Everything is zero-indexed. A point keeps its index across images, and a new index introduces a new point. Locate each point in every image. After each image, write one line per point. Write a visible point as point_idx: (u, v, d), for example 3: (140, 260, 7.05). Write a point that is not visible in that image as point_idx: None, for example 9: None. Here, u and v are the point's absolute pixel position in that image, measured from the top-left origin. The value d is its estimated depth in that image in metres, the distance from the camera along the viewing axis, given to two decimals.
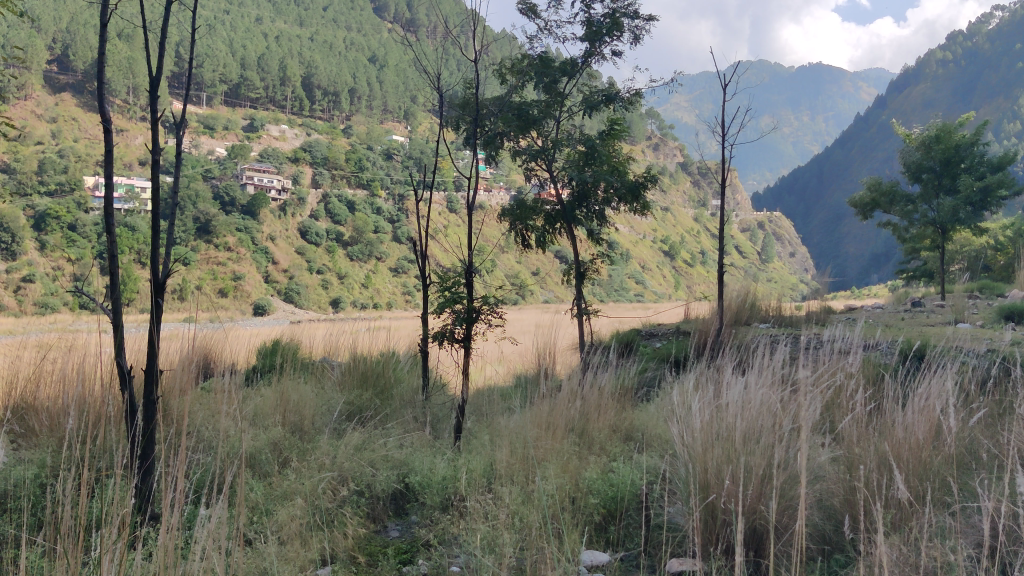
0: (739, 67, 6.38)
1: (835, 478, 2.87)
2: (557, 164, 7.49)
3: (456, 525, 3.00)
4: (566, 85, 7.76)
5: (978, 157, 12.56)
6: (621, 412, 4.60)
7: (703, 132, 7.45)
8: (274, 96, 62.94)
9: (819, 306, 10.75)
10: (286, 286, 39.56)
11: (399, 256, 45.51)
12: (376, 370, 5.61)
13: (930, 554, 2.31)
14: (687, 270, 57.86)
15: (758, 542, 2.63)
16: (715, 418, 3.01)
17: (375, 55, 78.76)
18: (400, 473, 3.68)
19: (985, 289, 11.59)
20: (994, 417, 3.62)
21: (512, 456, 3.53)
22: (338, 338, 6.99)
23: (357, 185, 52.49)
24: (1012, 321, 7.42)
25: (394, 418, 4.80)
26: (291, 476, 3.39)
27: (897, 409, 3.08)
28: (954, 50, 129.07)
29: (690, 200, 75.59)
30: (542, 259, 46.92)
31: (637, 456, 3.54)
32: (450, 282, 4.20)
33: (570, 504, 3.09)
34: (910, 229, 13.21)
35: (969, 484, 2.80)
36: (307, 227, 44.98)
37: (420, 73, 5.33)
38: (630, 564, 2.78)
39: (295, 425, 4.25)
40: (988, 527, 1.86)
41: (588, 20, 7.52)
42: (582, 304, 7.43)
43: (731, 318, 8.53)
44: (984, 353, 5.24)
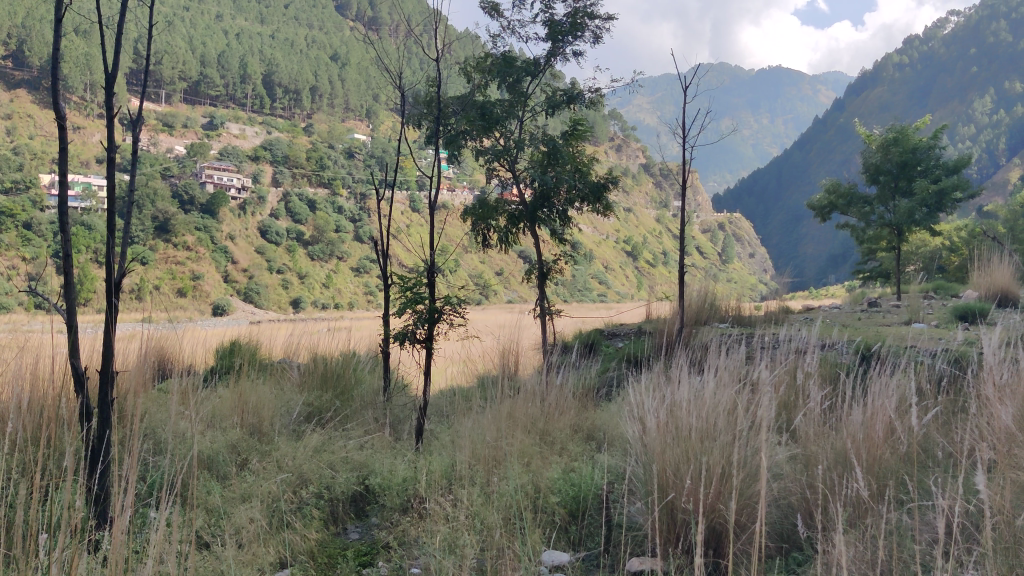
0: (699, 69, 6.44)
1: (791, 477, 2.92)
2: (519, 165, 7.52)
3: (415, 529, 3.01)
4: (529, 85, 7.78)
5: (933, 160, 12.75)
6: (582, 412, 4.61)
7: (665, 134, 7.44)
8: (234, 94, 62.23)
9: (777, 306, 10.83)
10: (246, 286, 39.13)
11: (360, 256, 45.49)
12: (336, 371, 5.57)
13: (887, 557, 2.34)
14: (650, 271, 58.55)
15: (714, 541, 2.67)
16: (672, 418, 3.03)
17: (337, 53, 78.13)
18: (361, 474, 3.64)
19: (940, 290, 11.74)
20: (948, 415, 3.70)
21: (472, 456, 3.54)
22: (298, 339, 6.91)
23: (318, 184, 52.08)
24: (967, 321, 7.52)
25: (354, 418, 4.77)
26: (249, 478, 3.36)
27: (851, 407, 3.14)
28: (911, 55, 131.65)
29: (652, 202, 76.23)
30: (505, 259, 47.05)
31: (598, 456, 3.55)
32: (411, 282, 4.19)
33: (530, 502, 3.12)
34: (866, 230, 13.44)
35: (924, 482, 2.86)
36: (267, 226, 44.61)
37: (381, 70, 5.29)
38: (590, 564, 2.79)
39: (253, 426, 4.20)
40: (942, 522, 1.89)
41: (550, 20, 7.52)
42: (545, 304, 7.44)
43: (692, 317, 8.58)
44: (939, 352, 5.33)
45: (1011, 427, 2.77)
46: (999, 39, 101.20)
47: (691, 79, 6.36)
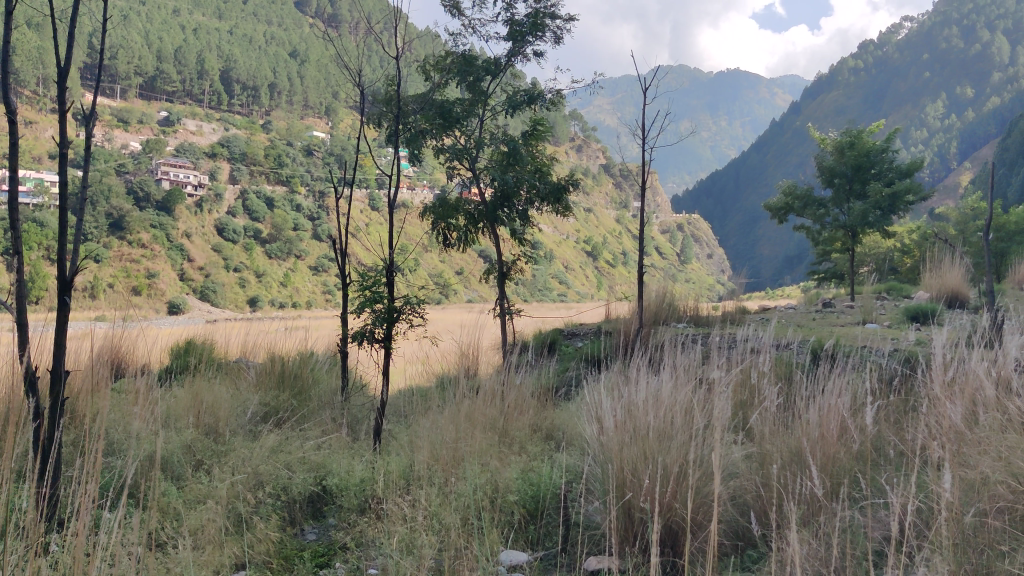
0: (659, 71, 6.48)
1: (747, 476, 2.95)
2: (480, 164, 7.49)
3: (373, 529, 2.99)
4: (489, 85, 7.78)
5: (887, 163, 12.94)
6: (541, 411, 4.62)
7: (625, 134, 7.47)
8: (191, 90, 61.28)
9: (734, 307, 10.96)
10: (202, 284, 38.66)
11: (319, 254, 45.17)
12: (294, 371, 5.52)
13: (840, 554, 2.37)
14: (610, 270, 58.93)
15: (672, 539, 2.69)
16: (630, 418, 3.04)
17: (296, 50, 77.34)
18: (318, 475, 3.62)
19: (892, 290, 11.94)
20: (898, 412, 3.78)
21: (430, 456, 3.54)
22: (255, 339, 6.83)
23: (276, 181, 51.55)
24: (918, 321, 7.67)
25: (311, 418, 4.74)
26: (203, 480, 3.30)
27: (805, 406, 3.18)
28: (865, 59, 133.93)
29: (612, 202, 76.61)
30: (465, 258, 47.05)
31: (557, 455, 3.56)
32: (371, 281, 4.15)
33: (489, 503, 3.11)
34: (821, 232, 13.64)
35: (877, 480, 2.90)
36: (224, 224, 44.08)
37: (341, 68, 5.26)
38: (548, 563, 2.81)
39: (209, 427, 4.14)
40: (890, 519, 1.92)
41: (510, 19, 7.55)
42: (504, 304, 7.42)
43: (651, 317, 8.63)
44: (892, 351, 5.42)
45: (960, 425, 2.84)
46: (951, 45, 103.34)
47: (651, 80, 6.40)
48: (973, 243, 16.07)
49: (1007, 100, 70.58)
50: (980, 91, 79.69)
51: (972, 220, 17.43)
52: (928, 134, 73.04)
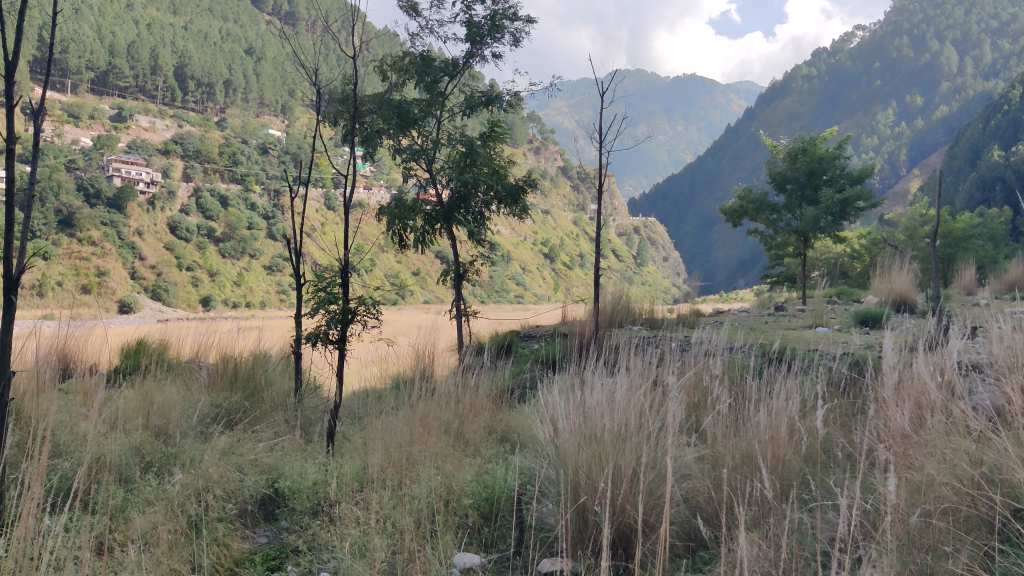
0: (616, 75, 6.51)
1: (700, 477, 2.97)
2: (437, 165, 7.47)
3: (325, 533, 2.97)
4: (446, 85, 7.80)
5: (838, 170, 13.15)
6: (496, 412, 4.63)
7: (582, 137, 7.49)
8: (144, 86, 60.22)
9: (689, 309, 11.08)
10: (154, 283, 38.15)
11: (273, 254, 44.81)
12: (246, 373, 5.46)
13: (786, 551, 2.40)
14: (567, 273, 59.19)
15: (623, 541, 2.70)
16: (584, 420, 3.05)
17: (252, 47, 76.31)
18: (270, 478, 3.59)
19: (843, 294, 12.13)
20: (845, 415, 3.85)
21: (383, 459, 3.53)
22: (207, 340, 6.73)
23: (231, 180, 50.78)
24: (867, 325, 7.82)
25: (262, 420, 4.69)
26: (152, 482, 3.24)
27: (754, 409, 3.22)
28: (818, 68, 136.18)
29: (569, 205, 76.87)
30: (422, 259, 46.99)
31: (512, 457, 3.57)
32: (325, 282, 4.11)
33: (442, 504, 3.11)
34: (774, 237, 13.82)
35: (824, 481, 2.96)
36: (177, 222, 43.51)
37: (298, 66, 5.22)
38: (502, 565, 2.80)
39: (160, 428, 4.07)
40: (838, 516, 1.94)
41: (469, 21, 7.54)
42: (461, 306, 7.41)
43: (606, 319, 8.70)
44: (841, 355, 5.53)
45: (907, 428, 2.89)
46: (902, 55, 105.48)
47: (607, 84, 6.43)
48: (921, 248, 16.36)
49: (955, 108, 72.00)
50: (929, 99, 81.42)
51: (919, 226, 17.81)
52: (879, 141, 74.44)
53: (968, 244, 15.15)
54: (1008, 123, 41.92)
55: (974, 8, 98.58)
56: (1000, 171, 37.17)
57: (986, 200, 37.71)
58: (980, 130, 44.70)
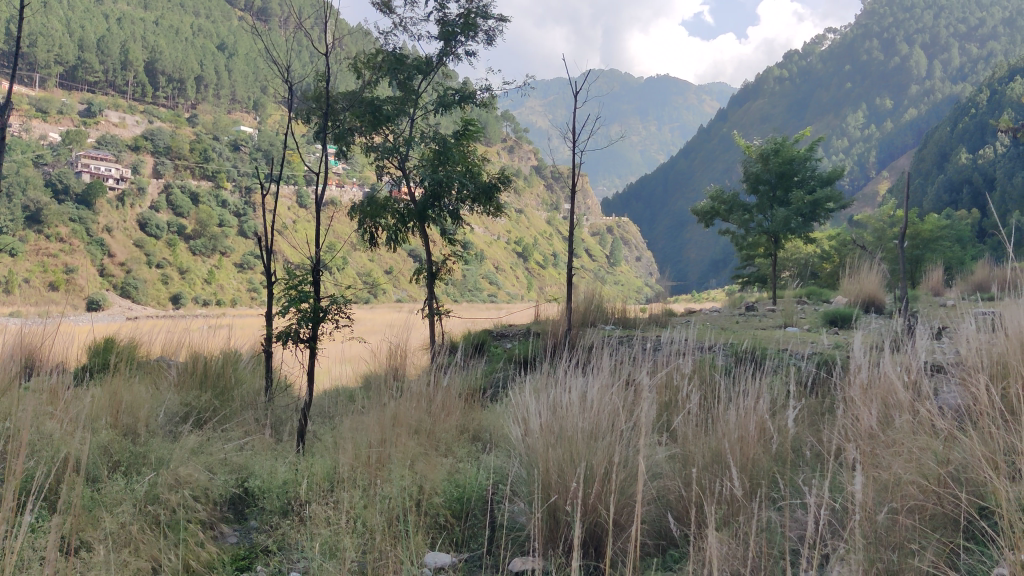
0: (589, 75, 6.51)
1: (671, 475, 2.99)
2: (410, 163, 7.44)
3: (294, 533, 2.96)
4: (420, 83, 7.78)
5: (809, 172, 13.26)
6: (468, 411, 4.62)
7: (556, 136, 7.47)
8: (114, 81, 59.50)
9: (661, 308, 11.14)
10: (123, 281, 37.77)
11: (244, 251, 44.52)
12: (216, 372, 5.41)
13: (756, 551, 2.41)
14: (540, 271, 59.31)
15: (593, 541, 2.71)
16: (554, 419, 3.06)
17: (223, 43, 75.61)
18: (240, 477, 3.56)
19: (812, 294, 12.22)
20: (814, 414, 3.88)
21: (354, 459, 3.52)
22: (175, 337, 6.65)
23: (201, 176, 50.26)
24: (836, 326, 7.90)
25: (233, 419, 4.66)
26: (121, 482, 3.18)
27: (723, 407, 3.24)
28: (791, 70, 137.16)
29: (543, 204, 77.02)
30: (395, 257, 46.88)
31: (483, 457, 3.57)
32: (296, 280, 4.08)
33: (413, 504, 3.09)
34: (745, 237, 13.90)
35: (794, 479, 2.98)
36: (147, 218, 43.07)
37: (270, 63, 5.15)
38: (472, 565, 2.81)
39: (129, 427, 4.02)
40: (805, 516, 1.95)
41: (442, 19, 7.54)
42: (433, 304, 7.39)
43: (578, 318, 8.72)
44: (810, 354, 5.59)
45: (874, 428, 2.92)
46: (872, 58, 106.52)
47: (581, 84, 6.43)
48: (890, 250, 16.53)
49: (923, 111, 72.83)
50: (898, 103, 82.34)
51: (888, 227, 18.02)
52: (849, 143, 75.16)
53: (935, 246, 15.31)
54: (975, 127, 42.51)
55: (942, 13, 99.77)
56: (967, 174, 37.70)
57: (954, 203, 38.19)
58: (947, 133, 45.28)
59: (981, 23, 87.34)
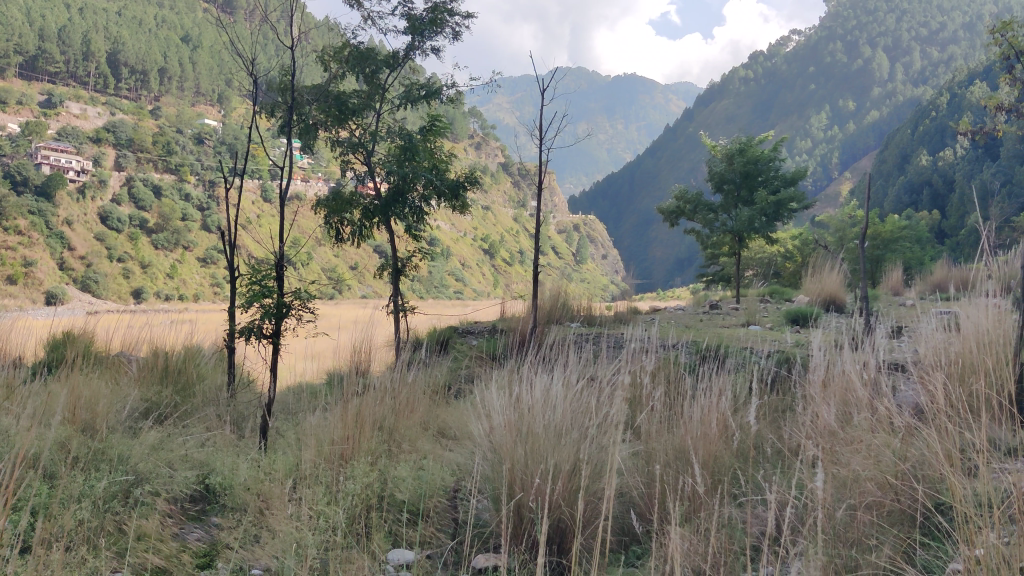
0: (558, 72, 6.50)
1: (634, 472, 3.02)
2: (375, 158, 7.37)
3: (258, 530, 2.93)
4: (387, 77, 7.77)
5: (772, 172, 13.36)
6: (431, 408, 4.64)
7: (522, 134, 7.45)
8: (76, 72, 58.39)
9: (626, 305, 11.19)
10: (83, 274, 37.27)
11: (207, 245, 44.05)
12: (177, 367, 5.37)
13: (718, 547, 2.45)
14: (505, 269, 59.46)
15: (559, 536, 2.71)
16: (520, 416, 3.05)
17: (188, 34, 74.21)
18: (201, 474, 3.51)
19: (775, 293, 12.30)
20: (775, 411, 3.94)
21: (317, 454, 3.52)
22: (136, 332, 6.56)
23: (164, 170, 49.51)
24: (797, 324, 7.99)
25: (193, 415, 4.62)
26: (78, 476, 3.12)
27: (686, 404, 3.27)
28: (756, 71, 138.36)
29: (509, 201, 76.97)
30: (360, 252, 46.69)
31: (446, 454, 3.58)
32: (261, 274, 4.04)
33: (373, 501, 3.09)
34: (709, 237, 13.96)
35: (755, 475, 3.03)
36: (108, 211, 42.41)
37: (235, 56, 5.06)
38: (435, 559, 2.80)
39: (86, 422, 3.94)
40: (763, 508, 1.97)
41: (409, 14, 7.50)
42: (399, 301, 7.36)
43: (544, 315, 8.74)
44: (772, 352, 5.67)
45: (834, 426, 2.98)
46: (836, 60, 107.99)
47: (548, 81, 6.43)
48: (851, 250, 16.74)
49: (885, 114, 73.82)
50: (861, 104, 83.55)
51: (848, 227, 18.27)
52: (812, 145, 76.30)
53: (894, 246, 15.55)
54: (935, 129, 43.11)
55: (904, 16, 101.45)
56: (927, 176, 38.27)
57: (913, 204, 38.83)
58: (907, 135, 45.99)
59: (942, 28, 88.98)
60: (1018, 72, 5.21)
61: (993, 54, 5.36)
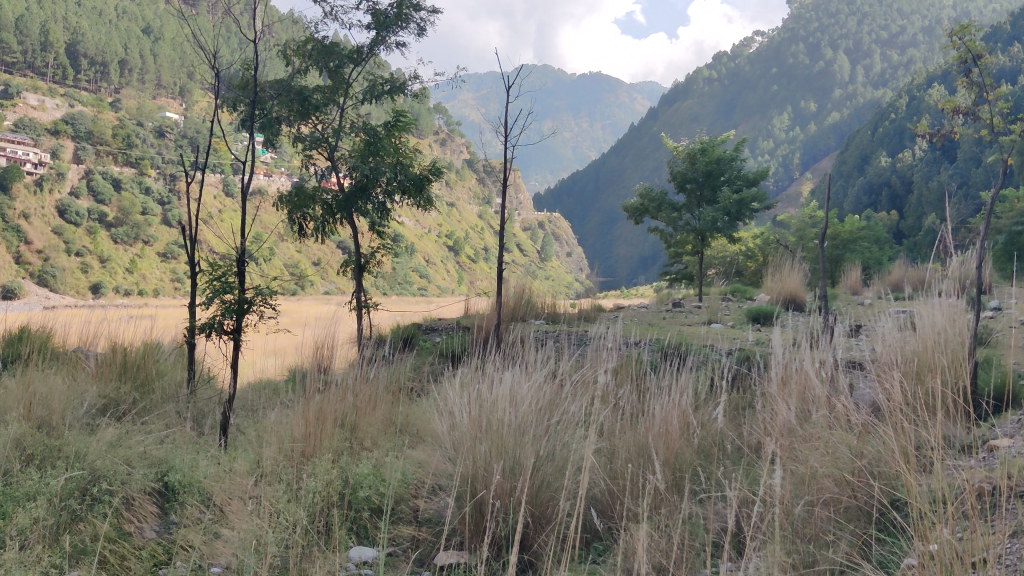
0: (523, 69, 6.49)
1: (599, 469, 3.02)
2: (338, 153, 7.32)
3: (219, 526, 2.90)
4: (351, 72, 7.72)
5: (735, 171, 13.47)
6: (395, 405, 4.61)
7: (488, 130, 7.42)
8: (34, 62, 57.27)
9: (590, 303, 11.25)
10: (41, 269, 36.71)
11: (168, 240, 43.57)
12: (136, 363, 5.30)
13: (681, 544, 2.46)
14: (469, 266, 59.48)
15: (523, 533, 2.71)
16: (483, 414, 3.05)
17: (149, 26, 73.06)
18: (158, 471, 3.46)
19: (736, 292, 12.42)
20: (734, 408, 3.98)
21: (278, 451, 3.49)
22: (95, 327, 6.47)
23: (124, 163, 48.76)
24: (759, 322, 8.08)
25: (153, 412, 4.56)
26: (34, 475, 3.07)
27: (649, 403, 3.30)
28: (720, 71, 139.44)
29: (474, 198, 76.97)
30: (323, 248, 46.38)
31: (409, 453, 3.56)
32: (221, 271, 3.99)
33: (334, 499, 3.07)
34: (673, 235, 14.05)
35: (717, 472, 3.06)
36: (66, 205, 41.78)
37: (197, 48, 5.00)
38: (394, 558, 2.79)
39: (42, 419, 3.87)
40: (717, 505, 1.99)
41: (374, 9, 7.46)
42: (362, 297, 7.32)
43: (507, 312, 8.75)
44: (733, 351, 5.73)
45: (793, 423, 3.01)
46: (798, 61, 109.31)
47: (514, 77, 6.42)
48: (810, 249, 16.98)
49: (845, 116, 74.89)
50: (822, 105, 84.73)
51: (808, 227, 18.51)
52: (775, 145, 77.16)
53: (853, 246, 15.78)
54: (894, 132, 43.76)
55: (865, 20, 103.02)
56: (887, 177, 38.86)
57: (872, 204, 39.44)
58: (868, 137, 46.63)
59: (902, 32, 90.49)
60: (976, 76, 5.26)
61: (951, 59, 5.39)
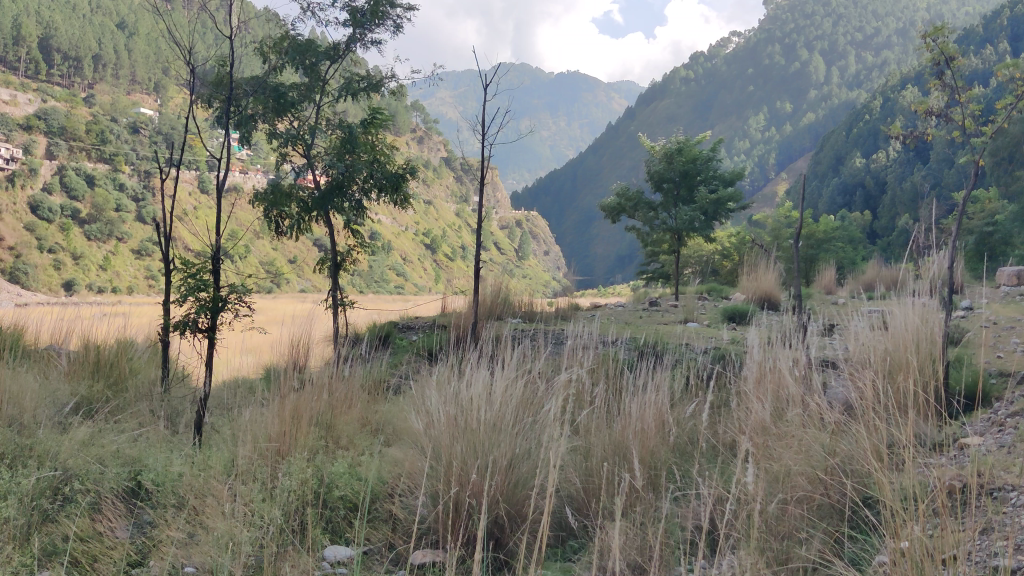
0: (500, 68, 6.48)
1: (577, 466, 3.03)
2: (314, 150, 7.27)
3: (193, 523, 2.87)
4: (328, 69, 7.68)
5: (711, 171, 13.52)
6: (369, 403, 4.60)
7: (465, 128, 7.41)
8: (5, 56, 56.48)
9: (567, 302, 11.28)
10: (12, 265, 36.24)
11: (142, 237, 43.16)
12: (109, 361, 5.25)
13: (657, 542, 2.48)
14: (446, 264, 59.36)
15: (498, 530, 2.72)
16: (459, 410, 3.05)
17: (124, 20, 72.22)
18: (132, 470, 3.43)
19: (712, 291, 12.47)
20: (710, 405, 4.00)
21: (253, 449, 3.47)
22: (67, 325, 6.41)
23: (98, 159, 48.22)
24: (734, 321, 8.11)
25: (126, 410, 4.53)
26: (4, 474, 3.03)
27: (625, 400, 3.31)
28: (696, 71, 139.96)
29: (451, 196, 76.81)
30: (299, 246, 46.11)
31: (384, 450, 3.55)
32: (194, 269, 3.97)
33: (311, 498, 3.06)
34: (650, 234, 14.09)
35: (691, 468, 3.07)
36: (39, 201, 41.28)
37: (171, 44, 4.95)
38: (369, 557, 2.78)
39: (13, 418, 3.83)
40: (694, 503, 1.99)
41: (351, 7, 7.43)
42: (339, 295, 7.29)
43: (483, 310, 8.74)
44: (707, 349, 5.76)
45: (767, 421, 3.02)
46: (773, 63, 109.98)
47: (491, 76, 6.41)
48: (785, 249, 17.10)
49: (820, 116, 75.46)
50: (796, 107, 85.43)
51: (784, 226, 18.63)
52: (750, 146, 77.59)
53: (827, 246, 15.92)
54: (868, 132, 44.15)
55: (839, 21, 103.84)
56: (861, 178, 39.18)
57: (846, 205, 39.76)
58: (842, 137, 47.02)
59: (876, 33, 91.32)
60: (948, 77, 5.29)
61: (924, 58, 5.42)
